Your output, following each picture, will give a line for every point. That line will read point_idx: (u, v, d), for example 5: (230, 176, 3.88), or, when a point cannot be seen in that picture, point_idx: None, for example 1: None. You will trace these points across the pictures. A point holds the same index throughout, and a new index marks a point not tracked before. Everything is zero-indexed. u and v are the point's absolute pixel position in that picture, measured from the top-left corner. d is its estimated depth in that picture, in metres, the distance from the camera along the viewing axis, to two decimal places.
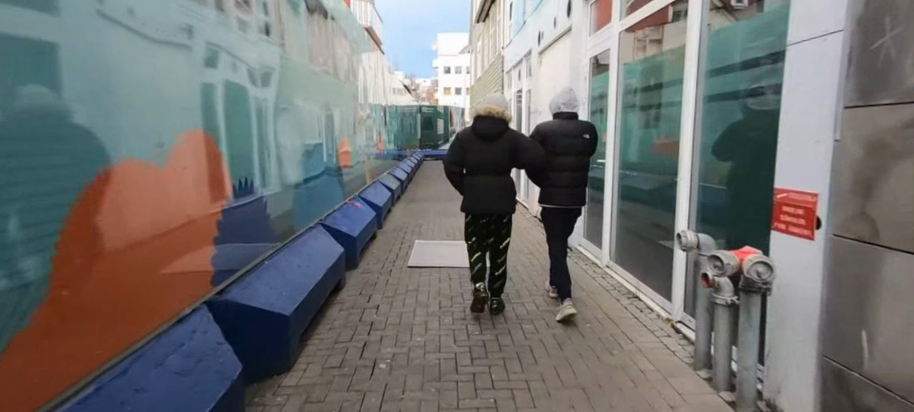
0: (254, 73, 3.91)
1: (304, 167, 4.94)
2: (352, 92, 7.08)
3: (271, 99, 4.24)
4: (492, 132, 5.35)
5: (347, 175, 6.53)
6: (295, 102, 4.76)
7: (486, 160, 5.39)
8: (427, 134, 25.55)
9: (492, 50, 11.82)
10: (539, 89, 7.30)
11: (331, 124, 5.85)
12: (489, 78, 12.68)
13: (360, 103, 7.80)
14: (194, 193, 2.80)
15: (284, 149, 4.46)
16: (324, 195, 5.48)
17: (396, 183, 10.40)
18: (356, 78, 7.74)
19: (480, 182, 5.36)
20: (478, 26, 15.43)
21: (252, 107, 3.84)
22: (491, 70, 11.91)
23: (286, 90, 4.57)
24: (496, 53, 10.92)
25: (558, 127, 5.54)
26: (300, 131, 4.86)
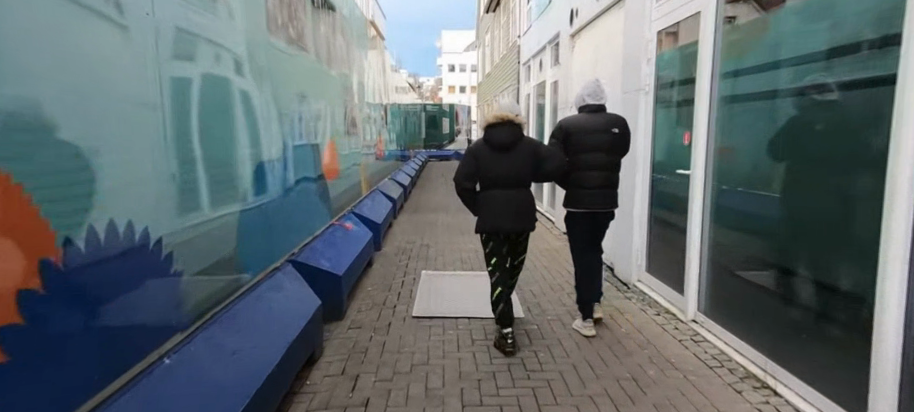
0: (238, 66, 3.27)
1: (291, 176, 4.20)
2: (347, 85, 6.10)
3: (257, 98, 3.58)
4: (507, 142, 4.46)
5: (334, 189, 5.42)
6: (286, 101, 4.10)
7: (501, 174, 4.49)
8: (431, 133, 24.55)
9: (504, 42, 10.88)
10: (569, 80, 6.32)
11: (322, 126, 5.05)
12: (500, 74, 11.72)
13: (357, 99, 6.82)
14: (164, 213, 2.25)
15: (268, 154, 3.75)
16: (304, 213, 4.49)
17: (397, 190, 9.35)
18: (356, 77, 6.96)
19: (496, 199, 4.47)
20: (487, 17, 14.49)
21: (232, 104, 3.20)
22: (503, 67, 11.03)
23: (279, 87, 3.93)
24: (508, 48, 10.06)
25: (583, 122, 4.79)
26: (290, 135, 4.19)
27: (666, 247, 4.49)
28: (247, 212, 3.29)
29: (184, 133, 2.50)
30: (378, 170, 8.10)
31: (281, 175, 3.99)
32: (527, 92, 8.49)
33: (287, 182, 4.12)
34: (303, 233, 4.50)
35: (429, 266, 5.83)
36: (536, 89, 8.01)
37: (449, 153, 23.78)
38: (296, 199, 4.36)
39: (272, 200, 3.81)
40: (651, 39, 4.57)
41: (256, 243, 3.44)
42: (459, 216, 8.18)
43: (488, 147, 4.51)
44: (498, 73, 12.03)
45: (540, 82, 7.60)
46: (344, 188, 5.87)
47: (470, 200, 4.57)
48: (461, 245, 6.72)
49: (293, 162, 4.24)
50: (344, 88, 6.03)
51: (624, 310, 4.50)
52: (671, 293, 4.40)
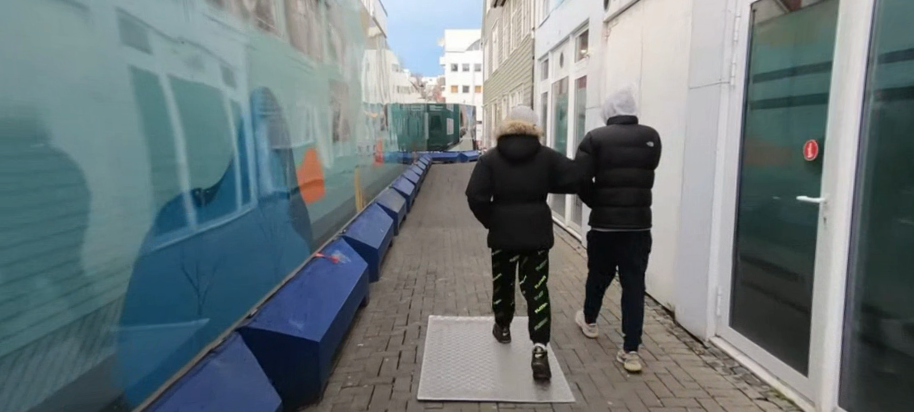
0: (212, 66, 2.79)
1: (271, 186, 3.52)
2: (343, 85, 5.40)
3: (237, 101, 3.06)
4: (523, 153, 4.06)
5: (326, 207, 4.71)
6: (273, 106, 3.59)
7: (515, 189, 4.09)
8: (436, 134, 23.83)
9: (515, 35, 10.14)
10: (598, 77, 5.61)
11: (316, 133, 4.45)
12: (511, 71, 11.00)
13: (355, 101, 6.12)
14: (83, 247, 1.81)
15: (238, 163, 3.06)
16: (280, 237, 3.67)
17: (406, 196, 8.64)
18: (356, 77, 6.36)
19: (511, 214, 4.08)
20: (496, 10, 13.73)
21: (204, 110, 2.68)
22: (513, 67, 10.39)
23: (262, 90, 3.42)
24: (519, 46, 9.43)
25: (617, 133, 4.29)
26: (277, 144, 3.61)
27: (748, 289, 3.72)
28: (183, 266, 2.43)
29: (126, 146, 2.02)
30: (380, 178, 7.44)
31: (256, 186, 3.28)
32: (542, 95, 7.86)
33: (269, 198, 3.47)
34: (278, 266, 3.66)
35: (435, 307, 4.94)
36: (552, 90, 7.39)
37: (454, 156, 22.97)
38: (276, 230, 3.58)
39: (240, 221, 3.06)
40: (738, 16, 3.69)
41: (201, 301, 2.59)
42: (471, 230, 7.45)
43: (502, 158, 4.12)
44: (507, 72, 11.36)
45: (561, 80, 6.89)
46: (341, 203, 5.17)
47: (481, 215, 4.19)
48: (476, 270, 5.91)
49: (277, 170, 3.58)
50: (341, 92, 5.43)
51: (710, 387, 3.56)
52: (763, 352, 3.62)
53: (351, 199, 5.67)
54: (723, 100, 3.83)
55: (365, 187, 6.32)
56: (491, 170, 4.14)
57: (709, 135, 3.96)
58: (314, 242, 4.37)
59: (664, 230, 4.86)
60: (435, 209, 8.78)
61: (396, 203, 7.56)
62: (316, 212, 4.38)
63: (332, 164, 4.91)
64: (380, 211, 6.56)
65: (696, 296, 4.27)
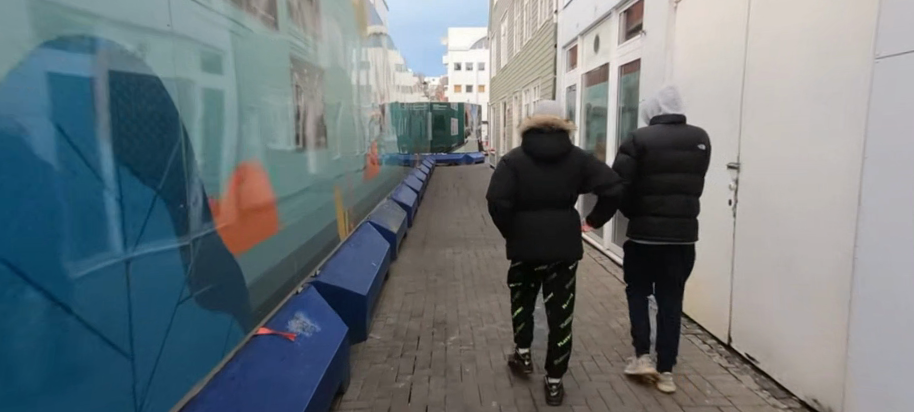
0: (185, 64, 1.99)
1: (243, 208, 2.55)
2: (326, 80, 4.40)
3: (210, 110, 2.26)
4: (554, 152, 3.43)
5: (313, 229, 3.77)
6: (250, 114, 2.77)
7: (543, 192, 3.48)
8: (439, 134, 22.83)
9: (530, 25, 9.15)
10: (647, 69, 4.61)
11: (297, 141, 3.56)
12: (524, 64, 9.99)
13: (345, 99, 5.12)
14: None
15: (204, 178, 2.11)
16: (249, 269, 2.54)
17: (410, 209, 7.61)
18: (349, 70, 5.45)
19: (537, 222, 3.48)
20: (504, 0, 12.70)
21: (174, 120, 1.86)
22: (526, 60, 9.45)
23: (236, 95, 2.59)
24: (534, 37, 8.51)
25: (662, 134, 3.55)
26: (253, 161, 2.76)
27: None
28: (94, 310, 1.37)
29: (31, 187, 1.17)
30: (378, 186, 6.48)
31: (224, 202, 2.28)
32: (564, 92, 6.96)
33: (240, 220, 2.46)
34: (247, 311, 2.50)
35: (446, 364, 3.66)
36: (578, 86, 6.48)
37: (458, 156, 21.94)
38: (210, 313, 2.09)
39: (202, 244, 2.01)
40: None
41: (118, 395, 1.49)
42: (485, 246, 6.44)
43: (529, 156, 3.49)
44: (518, 66, 10.40)
45: (595, 74, 5.87)
46: (328, 221, 4.20)
47: (500, 220, 3.57)
48: (495, 302, 4.78)
49: (248, 189, 2.64)
50: (329, 88, 4.52)
51: None
52: None
53: (342, 215, 4.71)
54: (844, 101, 2.55)
55: (358, 199, 5.35)
56: (517, 172, 3.49)
57: (813, 134, 2.74)
58: (289, 281, 3.19)
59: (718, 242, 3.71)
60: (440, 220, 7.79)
61: (397, 215, 6.55)
62: (291, 239, 3.27)
63: (316, 175, 3.98)
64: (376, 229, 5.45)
65: (778, 333, 3.07)
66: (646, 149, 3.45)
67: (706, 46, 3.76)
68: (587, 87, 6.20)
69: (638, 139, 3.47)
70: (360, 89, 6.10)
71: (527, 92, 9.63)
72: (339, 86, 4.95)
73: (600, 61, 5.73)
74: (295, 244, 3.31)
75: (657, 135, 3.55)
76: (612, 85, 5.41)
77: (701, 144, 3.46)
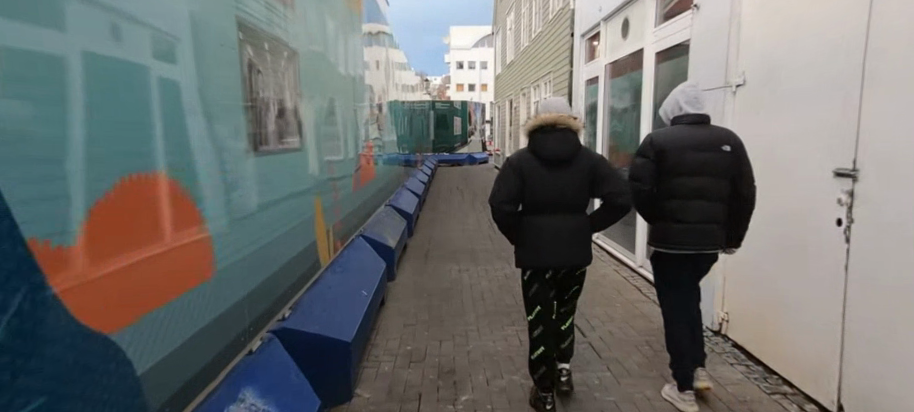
0: (102, 40, 1.47)
1: (199, 224, 2.03)
2: (317, 74, 3.84)
3: (155, 106, 1.75)
4: (562, 155, 3.51)
5: (295, 245, 3.23)
6: (220, 112, 2.25)
7: (551, 194, 3.55)
8: (441, 134, 22.23)
9: (539, 17, 8.60)
10: (694, 58, 4.02)
11: (280, 141, 3.03)
12: (533, 58, 9.44)
13: (338, 97, 4.54)
14: None
15: (135, 190, 1.60)
16: (201, 300, 2.01)
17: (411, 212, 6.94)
18: (344, 64, 4.93)
19: (544, 225, 3.57)
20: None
21: (69, 113, 1.34)
22: (535, 55, 8.94)
23: (198, 88, 2.06)
24: (545, 29, 7.98)
25: (683, 137, 3.49)
26: (218, 171, 2.23)
27: None
28: None
29: None
30: (378, 190, 5.96)
31: (169, 221, 1.78)
32: (581, 88, 6.44)
33: (192, 239, 1.95)
34: (198, 354, 1.98)
35: None
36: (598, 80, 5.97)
37: (461, 157, 21.36)
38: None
39: (121, 274, 1.50)
40: None
41: None
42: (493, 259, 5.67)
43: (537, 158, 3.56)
44: (526, 62, 9.89)
45: (621, 67, 5.29)
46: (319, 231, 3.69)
47: (507, 224, 3.65)
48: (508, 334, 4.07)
49: (207, 206, 2.11)
50: (321, 81, 4.01)
51: None
52: None
53: (336, 224, 4.19)
54: None
55: (356, 205, 4.84)
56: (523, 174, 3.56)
57: None
58: (255, 320, 2.57)
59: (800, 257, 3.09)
60: (444, 227, 7.23)
61: (397, 224, 5.76)
62: (263, 262, 2.70)
63: (304, 180, 3.46)
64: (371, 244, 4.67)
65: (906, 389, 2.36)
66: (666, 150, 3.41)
67: (777, 26, 3.23)
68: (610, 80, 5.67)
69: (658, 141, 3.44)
70: (358, 86, 5.59)
71: (536, 89, 9.11)
72: (332, 81, 4.44)
73: (627, 50, 5.19)
74: (266, 271, 2.71)
75: (676, 137, 3.49)
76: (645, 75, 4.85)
77: (726, 145, 3.38)
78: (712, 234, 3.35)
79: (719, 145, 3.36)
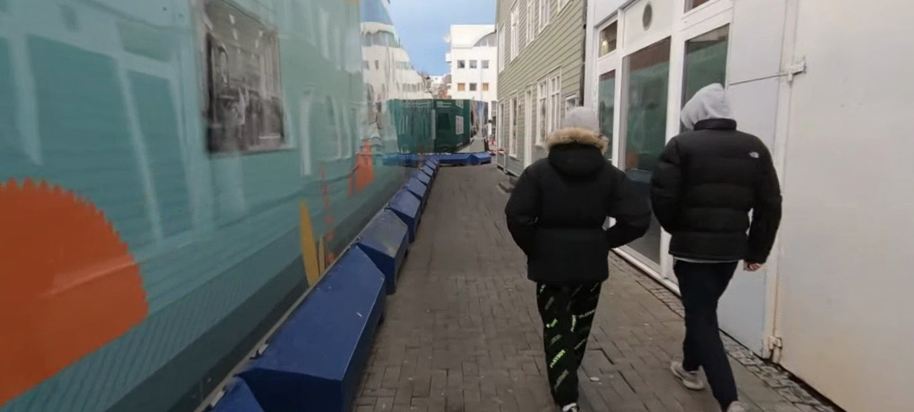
0: (56, 27, 1.29)
1: (176, 231, 1.86)
2: (309, 64, 3.52)
3: (125, 102, 1.58)
4: (585, 169, 3.32)
5: (286, 253, 2.99)
6: (201, 108, 2.05)
7: (570, 209, 3.36)
8: (442, 134, 21.89)
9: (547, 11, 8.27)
10: (735, 48, 3.72)
11: (262, 137, 2.64)
12: (538, 55, 9.11)
13: (335, 90, 4.22)
14: None
15: (100, 197, 1.44)
16: (178, 315, 1.84)
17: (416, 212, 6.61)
18: (343, 57, 4.65)
19: (562, 240, 3.37)
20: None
21: (13, 112, 1.16)
22: (542, 51, 8.63)
23: (178, 82, 1.89)
24: (554, 23, 7.66)
25: (709, 143, 3.28)
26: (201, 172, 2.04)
27: None
28: None
29: None
30: (378, 191, 5.69)
31: (139, 230, 1.62)
32: (594, 82, 6.15)
33: (168, 247, 1.79)
34: (173, 374, 1.81)
35: None
36: (614, 74, 5.67)
37: (464, 156, 21.05)
38: None
39: (78, 292, 1.35)
40: None
41: None
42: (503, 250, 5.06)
43: (557, 171, 3.38)
44: (532, 58, 9.59)
45: (646, 59, 4.97)
46: (317, 235, 3.43)
47: (522, 239, 3.47)
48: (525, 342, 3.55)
49: (186, 212, 1.93)
50: (316, 74, 3.73)
51: None
52: None
53: (336, 227, 3.90)
54: None
55: (356, 206, 4.57)
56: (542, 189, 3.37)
57: None
58: (240, 338, 2.34)
59: (858, 273, 2.72)
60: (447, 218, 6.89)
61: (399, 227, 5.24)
62: (251, 269, 2.51)
63: (298, 180, 3.20)
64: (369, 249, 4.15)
65: None
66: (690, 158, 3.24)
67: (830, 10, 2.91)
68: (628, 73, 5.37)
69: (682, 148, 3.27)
70: (357, 81, 5.31)
71: (542, 86, 8.82)
72: (331, 74, 4.15)
73: (649, 41, 4.88)
74: (252, 282, 2.50)
75: (702, 143, 3.29)
76: (671, 65, 4.55)
77: (754, 152, 3.18)
78: (735, 247, 3.21)
79: (745, 152, 3.18)
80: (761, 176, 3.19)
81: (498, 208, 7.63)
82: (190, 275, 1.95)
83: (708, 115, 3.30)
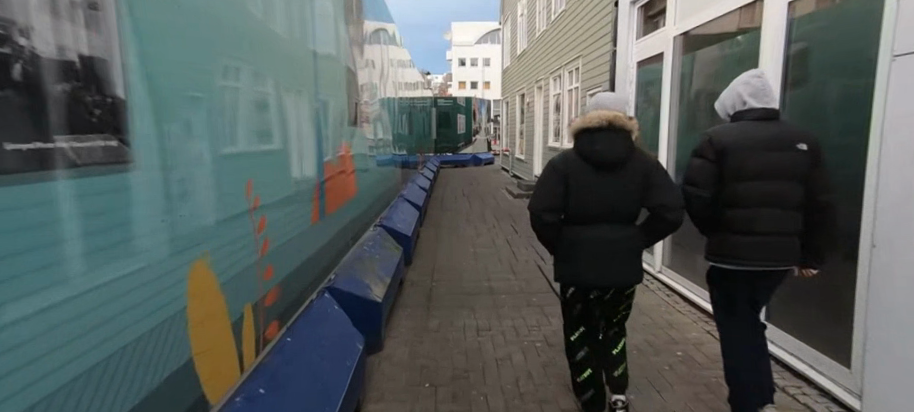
0: None
1: (134, 258, 1.47)
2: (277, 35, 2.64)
3: (43, 106, 1.17)
4: (616, 156, 3.00)
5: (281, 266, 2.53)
6: (163, 106, 1.63)
7: (599, 204, 3.05)
8: (442, 133, 20.92)
9: None
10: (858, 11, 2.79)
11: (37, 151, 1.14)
12: (552, 42, 8.19)
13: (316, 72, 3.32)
14: None
15: (27, 220, 1.11)
16: (136, 361, 1.49)
17: (416, 221, 5.67)
18: (331, 39, 3.84)
19: (588, 240, 3.06)
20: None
21: None
22: (558, 39, 7.71)
23: (130, 76, 1.47)
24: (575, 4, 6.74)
25: (748, 134, 2.94)
26: (171, 182, 1.66)
27: None
28: None
29: None
30: (372, 197, 4.79)
31: (70, 263, 1.24)
32: (625, 73, 5.34)
33: (127, 272, 1.45)
34: None
35: None
36: (656, 58, 4.82)
37: (465, 157, 20.18)
38: None
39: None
40: None
41: None
42: (520, 287, 3.94)
43: (587, 163, 3.06)
44: (542, 50, 8.76)
45: (708, 33, 4.04)
46: (297, 258, 2.74)
47: (549, 236, 3.14)
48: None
49: (150, 230, 1.55)
50: (294, 59, 2.98)
51: None
52: None
53: (320, 249, 3.08)
54: None
55: (350, 218, 3.83)
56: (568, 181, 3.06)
57: None
58: (224, 371, 1.98)
59: None
60: (449, 230, 6.00)
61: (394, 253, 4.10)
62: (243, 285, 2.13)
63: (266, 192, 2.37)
64: (343, 293, 3.03)
65: None
66: (725, 153, 2.95)
67: None
68: (670, 61, 4.56)
69: (717, 142, 2.98)
70: (350, 72, 4.51)
71: (556, 80, 7.99)
72: (315, 61, 3.39)
73: (713, 13, 3.96)
74: (242, 303, 2.10)
75: (742, 134, 2.94)
76: (762, 32, 3.48)
77: (800, 143, 2.89)
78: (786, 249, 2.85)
79: (791, 146, 2.88)
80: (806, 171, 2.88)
81: (510, 217, 6.75)
82: (160, 306, 1.59)
83: (745, 106, 3.03)
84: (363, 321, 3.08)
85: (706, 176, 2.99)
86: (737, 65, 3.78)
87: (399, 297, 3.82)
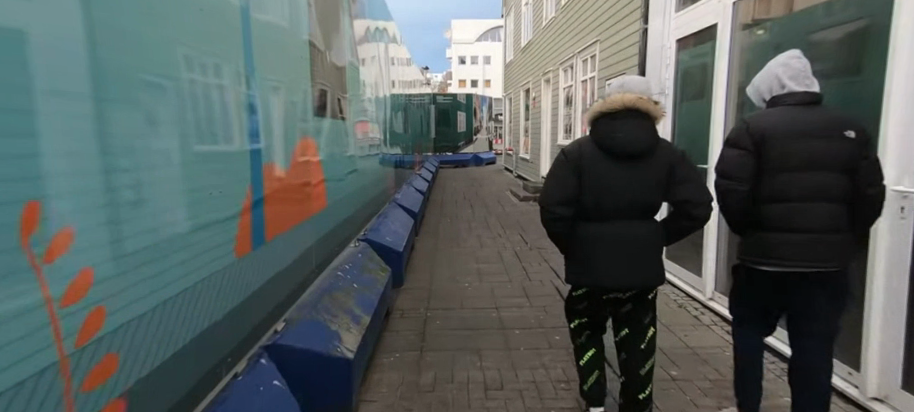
0: None
1: (82, 265, 1.14)
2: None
3: None
4: (640, 143, 2.43)
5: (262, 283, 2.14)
6: (126, 77, 1.31)
7: (619, 201, 2.47)
8: (441, 133, 20.16)
9: None
10: None
11: None
12: (561, 31, 7.47)
13: (285, 45, 2.60)
14: None
15: None
16: None
17: (411, 230, 4.93)
18: (312, 13, 3.17)
19: (604, 243, 2.48)
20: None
21: None
22: (569, 27, 7.00)
23: (75, 36, 1.13)
24: None
25: (792, 121, 2.39)
26: (137, 169, 1.34)
27: None
28: None
29: None
30: (358, 205, 4.05)
31: None
32: (655, 58, 4.66)
33: None
34: None
35: None
36: (697, 39, 4.10)
37: (465, 158, 19.42)
38: None
39: None
40: None
41: None
42: (540, 324, 3.11)
43: (605, 151, 2.48)
44: (551, 40, 8.05)
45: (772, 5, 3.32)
46: (270, 274, 2.24)
47: (560, 237, 2.56)
48: None
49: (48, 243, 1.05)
50: (264, 29, 2.36)
51: None
52: None
53: (291, 266, 2.44)
54: None
55: (335, 227, 3.19)
56: (583, 174, 2.48)
57: None
58: None
59: None
60: (449, 241, 5.28)
61: (380, 283, 3.11)
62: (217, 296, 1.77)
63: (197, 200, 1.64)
64: (291, 351, 2.09)
65: None
66: (766, 140, 2.41)
67: None
68: (720, 38, 3.81)
69: (756, 127, 2.43)
70: (337, 57, 3.83)
71: (566, 72, 7.27)
72: (290, 36, 2.73)
73: None
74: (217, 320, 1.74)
75: (784, 122, 2.40)
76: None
77: (848, 129, 2.36)
78: (832, 250, 2.36)
79: (842, 131, 2.35)
80: (860, 161, 2.36)
81: (518, 225, 6.01)
82: None
83: (782, 91, 2.47)
84: (321, 391, 2.15)
85: (744, 168, 2.44)
86: (803, 42, 3.12)
87: (386, 331, 3.00)
